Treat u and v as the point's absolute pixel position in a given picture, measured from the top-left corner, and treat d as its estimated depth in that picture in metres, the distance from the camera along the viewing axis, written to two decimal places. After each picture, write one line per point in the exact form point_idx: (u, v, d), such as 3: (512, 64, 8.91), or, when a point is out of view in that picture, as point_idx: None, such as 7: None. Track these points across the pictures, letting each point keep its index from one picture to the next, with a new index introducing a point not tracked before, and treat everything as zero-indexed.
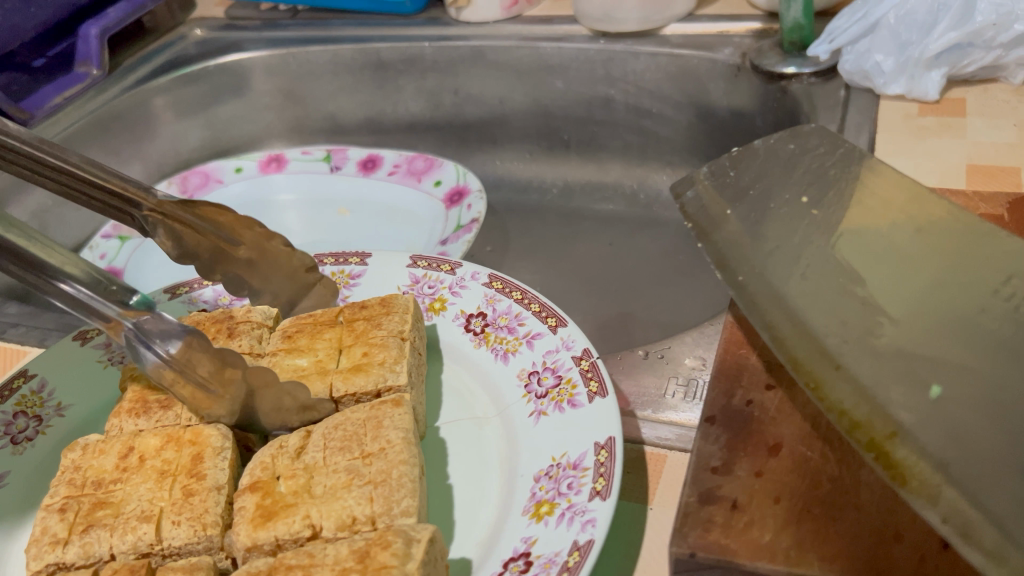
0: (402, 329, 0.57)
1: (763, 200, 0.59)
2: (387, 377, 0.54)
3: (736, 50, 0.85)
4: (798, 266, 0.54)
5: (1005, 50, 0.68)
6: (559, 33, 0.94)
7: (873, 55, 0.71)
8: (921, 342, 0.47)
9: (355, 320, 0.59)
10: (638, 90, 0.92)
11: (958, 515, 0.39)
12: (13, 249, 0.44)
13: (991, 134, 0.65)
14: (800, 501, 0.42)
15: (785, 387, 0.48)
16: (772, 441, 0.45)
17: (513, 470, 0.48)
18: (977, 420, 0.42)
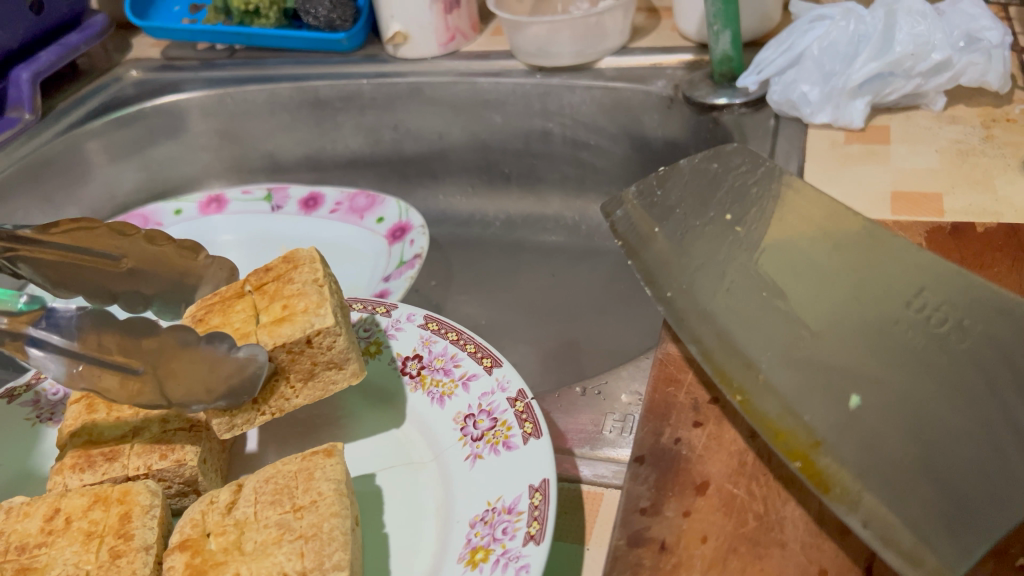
0: (316, 276, 0.58)
1: (688, 219, 0.62)
2: (314, 319, 0.54)
3: (668, 82, 0.87)
4: (723, 282, 0.57)
5: (924, 79, 0.70)
6: (496, 68, 0.95)
7: (799, 86, 0.73)
8: (840, 354, 0.50)
9: (265, 283, 0.58)
10: (575, 122, 0.93)
11: (878, 519, 0.42)
12: None
13: (913, 160, 0.67)
14: (727, 540, 0.44)
15: (712, 421, 0.50)
16: (700, 479, 0.47)
17: (449, 516, 0.48)
18: (891, 427, 0.45)
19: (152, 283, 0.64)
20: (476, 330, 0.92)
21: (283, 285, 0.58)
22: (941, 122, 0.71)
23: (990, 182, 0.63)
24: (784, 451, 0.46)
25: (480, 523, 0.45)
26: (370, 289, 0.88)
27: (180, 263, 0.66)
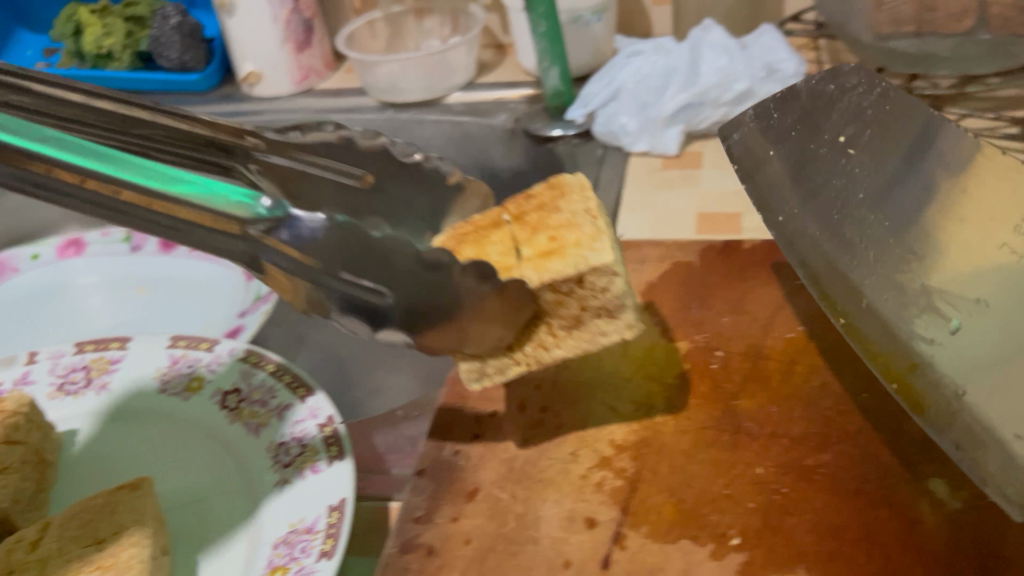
0: (588, 206, 0.49)
1: (806, 140, 0.59)
2: (590, 255, 0.44)
3: (510, 115, 0.91)
4: (833, 205, 0.57)
5: (731, 107, 0.76)
6: (349, 105, 0.98)
7: (619, 117, 0.78)
8: (965, 285, 0.52)
9: (525, 213, 0.49)
10: (427, 154, 0.95)
11: (969, 439, 0.44)
12: (115, 206, 0.36)
13: (719, 182, 0.72)
14: (487, 540, 0.47)
15: (488, 433, 0.53)
16: (471, 487, 0.50)
17: (252, 538, 0.48)
18: (993, 348, 0.49)
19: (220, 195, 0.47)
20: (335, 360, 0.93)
21: (547, 216, 0.48)
22: None
23: None
24: (884, 371, 0.48)
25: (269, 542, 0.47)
26: (224, 325, 0.90)
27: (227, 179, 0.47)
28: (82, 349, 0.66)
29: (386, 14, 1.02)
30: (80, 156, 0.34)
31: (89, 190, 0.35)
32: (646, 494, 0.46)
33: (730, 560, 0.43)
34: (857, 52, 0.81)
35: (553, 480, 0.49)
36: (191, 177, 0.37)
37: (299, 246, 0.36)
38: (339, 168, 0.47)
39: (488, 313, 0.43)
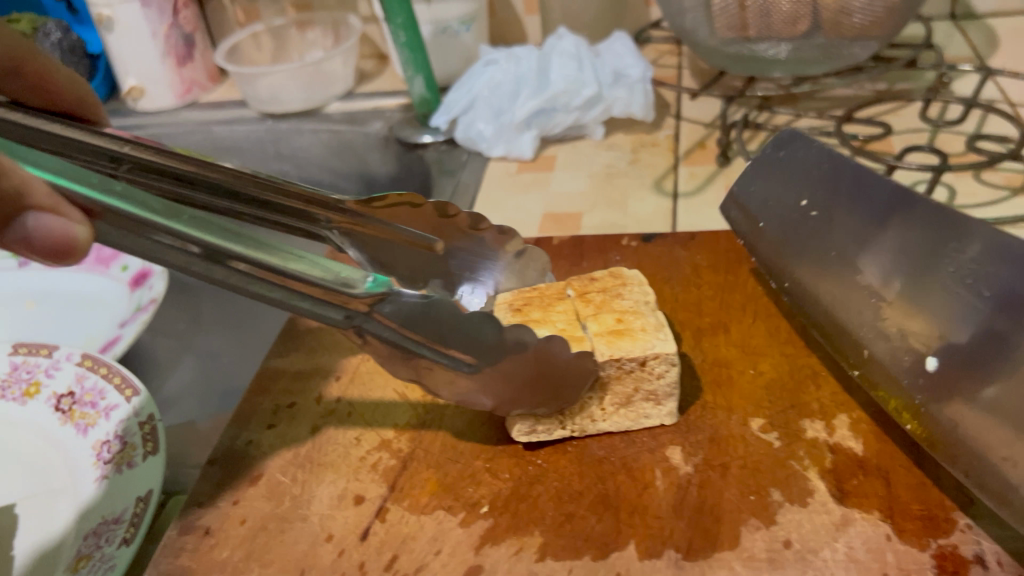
0: (651, 299, 0.47)
1: (765, 202, 0.53)
2: (660, 340, 0.43)
3: (384, 123, 0.93)
4: (817, 256, 0.50)
5: (582, 111, 0.79)
6: (230, 117, 1.00)
7: (476, 124, 0.81)
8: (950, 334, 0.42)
9: (589, 292, 0.47)
10: (307, 165, 0.98)
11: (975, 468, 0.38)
12: (249, 258, 0.38)
13: (567, 184, 0.76)
14: None
15: None
16: None
17: (64, 534, 0.47)
18: None
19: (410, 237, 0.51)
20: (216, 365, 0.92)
21: (611, 300, 0.46)
22: (601, 149, 0.80)
23: (624, 201, 0.72)
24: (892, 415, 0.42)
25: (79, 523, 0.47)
26: (106, 334, 0.91)
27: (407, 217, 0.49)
28: None
29: (269, 26, 1.05)
30: (134, 203, 0.37)
31: (127, 231, 0.37)
32: (412, 471, 0.42)
33: (477, 526, 0.39)
34: (701, 55, 0.85)
35: (333, 462, 0.43)
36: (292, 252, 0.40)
37: (396, 320, 0.40)
38: (411, 249, 0.52)
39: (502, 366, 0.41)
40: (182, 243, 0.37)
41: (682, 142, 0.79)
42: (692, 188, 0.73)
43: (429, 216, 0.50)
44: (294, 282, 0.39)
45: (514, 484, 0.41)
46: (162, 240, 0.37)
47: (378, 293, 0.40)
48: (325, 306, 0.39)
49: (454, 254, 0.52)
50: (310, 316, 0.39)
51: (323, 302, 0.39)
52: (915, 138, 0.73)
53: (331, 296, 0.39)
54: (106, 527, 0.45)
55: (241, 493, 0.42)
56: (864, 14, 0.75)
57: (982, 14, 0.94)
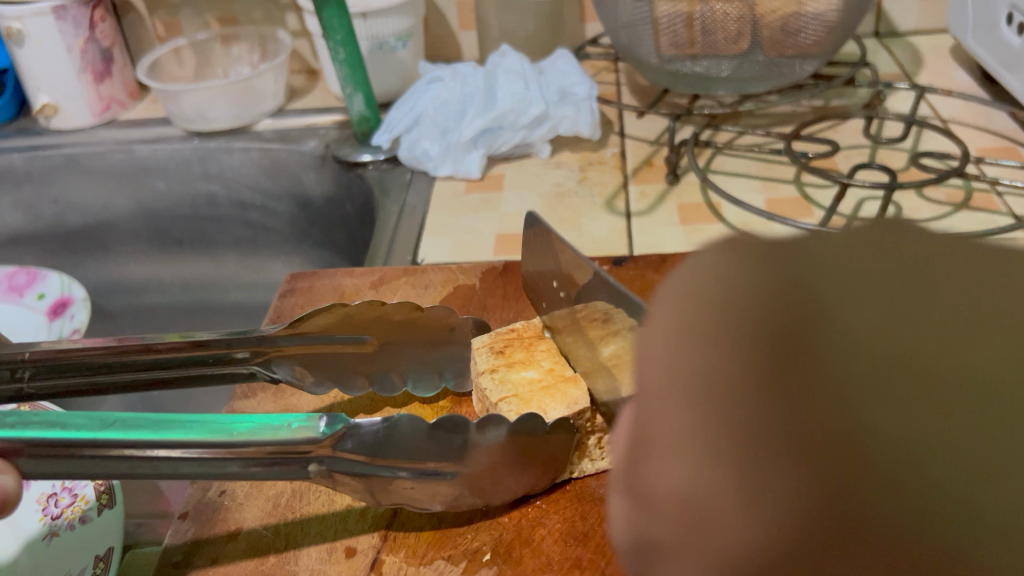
0: None
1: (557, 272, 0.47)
2: None
3: (320, 141, 0.90)
4: None
5: (529, 131, 0.79)
6: (153, 135, 0.95)
7: (422, 143, 0.79)
8: None
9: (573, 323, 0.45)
10: (236, 184, 0.94)
11: None
12: (138, 445, 0.35)
13: (519, 205, 0.75)
14: None
15: None
16: None
17: None
18: None
19: (401, 354, 0.48)
20: None
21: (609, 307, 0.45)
22: (549, 167, 0.79)
23: (577, 220, 0.72)
24: None
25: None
26: None
27: (383, 325, 0.48)
28: None
29: (191, 41, 1.00)
30: (19, 429, 0.35)
31: (45, 464, 0.35)
32: (405, 519, 0.40)
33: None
34: (643, 72, 0.85)
35: (317, 512, 0.41)
36: (236, 417, 0.37)
37: (369, 454, 0.37)
38: (343, 355, 0.48)
39: (475, 463, 0.37)
40: (129, 454, 0.35)
41: (630, 160, 0.79)
42: (644, 207, 0.73)
43: (348, 313, 0.48)
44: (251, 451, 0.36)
45: (516, 530, 0.39)
46: (71, 454, 0.35)
47: (341, 429, 0.37)
48: (287, 450, 0.36)
49: (395, 348, 0.48)
50: (278, 476, 0.37)
51: (285, 451, 0.36)
52: (857, 154, 0.74)
53: (287, 445, 0.36)
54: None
55: (219, 550, 0.39)
56: (808, 33, 0.75)
57: (903, 32, 0.97)
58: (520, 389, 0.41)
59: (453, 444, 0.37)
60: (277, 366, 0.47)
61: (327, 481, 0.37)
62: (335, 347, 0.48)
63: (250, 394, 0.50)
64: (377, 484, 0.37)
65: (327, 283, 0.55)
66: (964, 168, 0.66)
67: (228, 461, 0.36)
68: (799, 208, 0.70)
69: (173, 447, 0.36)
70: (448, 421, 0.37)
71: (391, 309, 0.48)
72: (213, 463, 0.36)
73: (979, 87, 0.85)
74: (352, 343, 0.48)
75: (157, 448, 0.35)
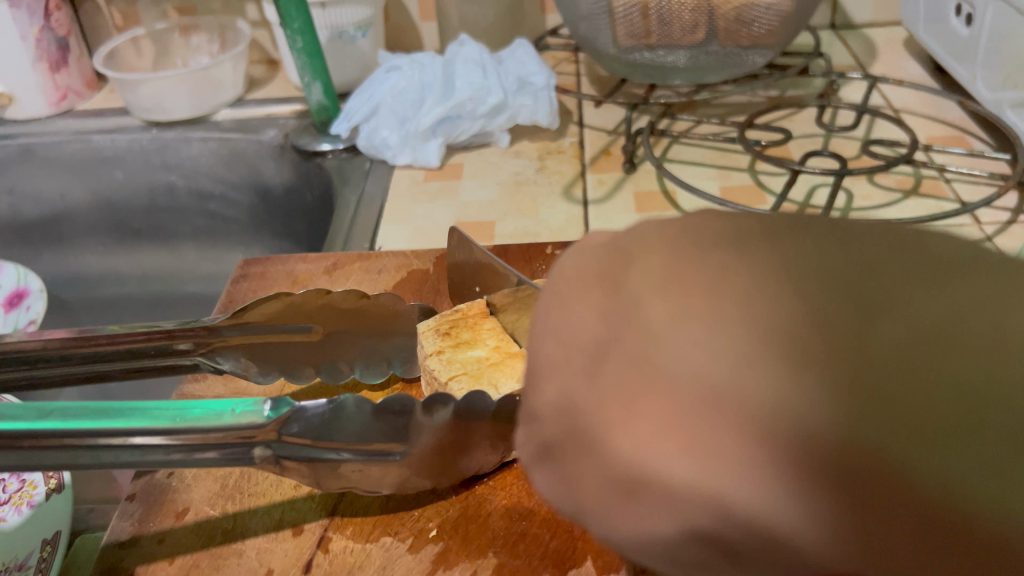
0: None
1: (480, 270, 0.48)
2: None
3: (279, 131, 0.90)
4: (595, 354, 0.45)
5: (488, 119, 0.79)
6: (111, 126, 0.94)
7: (380, 131, 0.79)
8: None
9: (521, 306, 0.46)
10: (195, 174, 0.93)
11: None
12: (79, 435, 0.36)
13: (477, 193, 0.75)
14: None
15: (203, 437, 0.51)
16: None
17: None
18: None
19: (349, 345, 0.48)
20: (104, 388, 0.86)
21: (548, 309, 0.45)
22: (507, 156, 0.80)
23: (535, 208, 0.72)
24: None
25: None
26: None
27: (329, 316, 0.49)
28: None
29: (149, 31, 1.00)
30: None
31: None
32: (354, 498, 0.40)
33: (426, 552, 0.37)
34: (601, 62, 0.85)
35: (265, 492, 0.41)
36: (181, 403, 0.38)
37: (313, 437, 0.37)
38: (291, 346, 0.49)
39: (422, 445, 0.38)
40: (76, 442, 0.35)
41: (588, 149, 0.80)
42: (601, 195, 0.73)
43: (293, 303, 0.48)
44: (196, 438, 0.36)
45: (463, 506, 0.39)
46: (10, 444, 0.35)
47: (286, 412, 0.38)
48: (232, 434, 0.37)
49: (344, 335, 0.49)
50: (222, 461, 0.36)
51: (230, 435, 0.37)
52: (810, 142, 0.75)
53: (234, 429, 0.37)
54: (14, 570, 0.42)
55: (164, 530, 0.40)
56: (762, 23, 0.76)
57: (859, 24, 0.98)
58: (469, 366, 0.42)
59: (402, 423, 0.38)
60: (223, 357, 0.48)
61: (274, 467, 0.37)
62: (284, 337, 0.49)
63: (201, 377, 0.50)
64: (325, 464, 0.37)
65: (280, 268, 0.56)
66: (912, 155, 0.67)
67: (170, 449, 0.36)
68: (753, 195, 0.71)
69: (119, 435, 0.36)
70: (394, 403, 0.37)
71: (336, 297, 0.48)
72: (157, 450, 0.36)
73: (932, 78, 0.87)
74: (301, 333, 0.49)
75: (100, 438, 0.36)
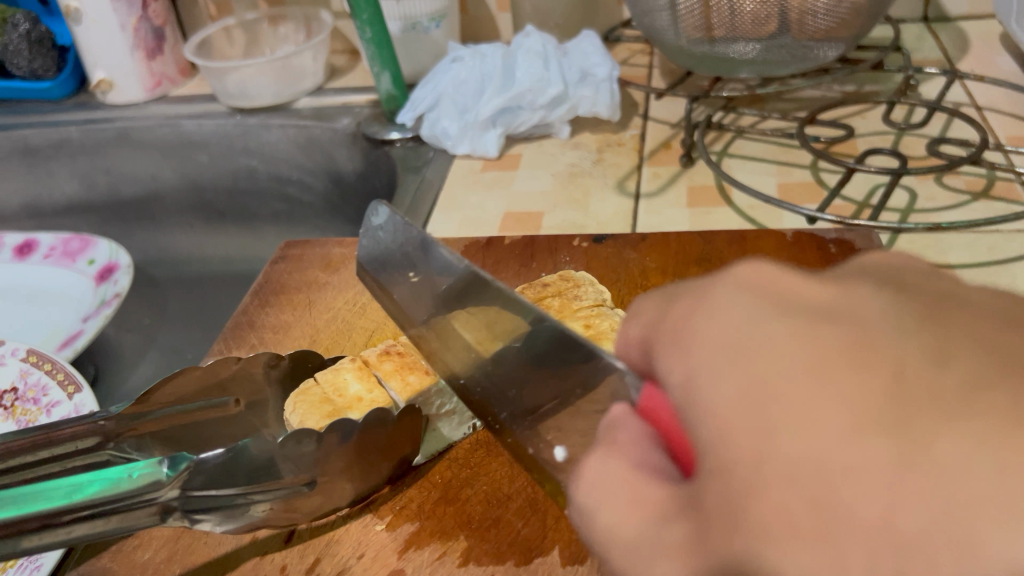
0: (603, 298, 0.45)
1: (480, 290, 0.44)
2: None
3: (353, 119, 0.92)
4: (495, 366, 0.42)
5: (548, 111, 0.79)
6: (200, 112, 0.99)
7: (441, 121, 0.80)
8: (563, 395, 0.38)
9: (543, 298, 0.45)
10: (275, 159, 0.97)
11: None
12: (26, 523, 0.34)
13: (530, 184, 0.76)
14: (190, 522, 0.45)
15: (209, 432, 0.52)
16: None
17: None
18: None
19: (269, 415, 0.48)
20: (181, 363, 0.90)
21: (569, 304, 0.45)
22: (566, 148, 0.80)
23: (585, 201, 0.72)
24: None
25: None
26: (69, 330, 0.90)
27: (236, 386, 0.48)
28: None
29: (240, 21, 1.04)
30: None
31: None
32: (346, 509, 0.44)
33: (401, 531, 0.42)
34: (668, 54, 0.84)
35: None
36: (84, 476, 0.36)
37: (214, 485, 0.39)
38: (209, 421, 0.46)
39: (331, 469, 0.41)
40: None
41: (648, 143, 0.79)
42: (654, 189, 0.72)
43: (204, 372, 0.47)
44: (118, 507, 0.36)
45: (445, 489, 0.44)
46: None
47: (183, 470, 0.38)
48: (139, 502, 0.36)
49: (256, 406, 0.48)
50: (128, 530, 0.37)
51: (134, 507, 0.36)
52: (879, 140, 0.72)
53: (137, 498, 0.36)
54: (19, 566, 0.44)
55: (140, 536, 0.44)
56: (828, 17, 0.73)
57: (954, 17, 0.93)
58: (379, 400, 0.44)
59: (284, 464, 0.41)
60: (133, 446, 0.44)
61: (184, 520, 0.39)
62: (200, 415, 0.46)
63: None
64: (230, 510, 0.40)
65: (318, 251, 0.58)
66: (981, 154, 0.64)
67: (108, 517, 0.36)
68: (810, 192, 0.69)
69: (12, 527, 0.34)
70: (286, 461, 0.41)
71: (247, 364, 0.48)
72: (97, 520, 0.36)
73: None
74: (215, 408, 0.47)
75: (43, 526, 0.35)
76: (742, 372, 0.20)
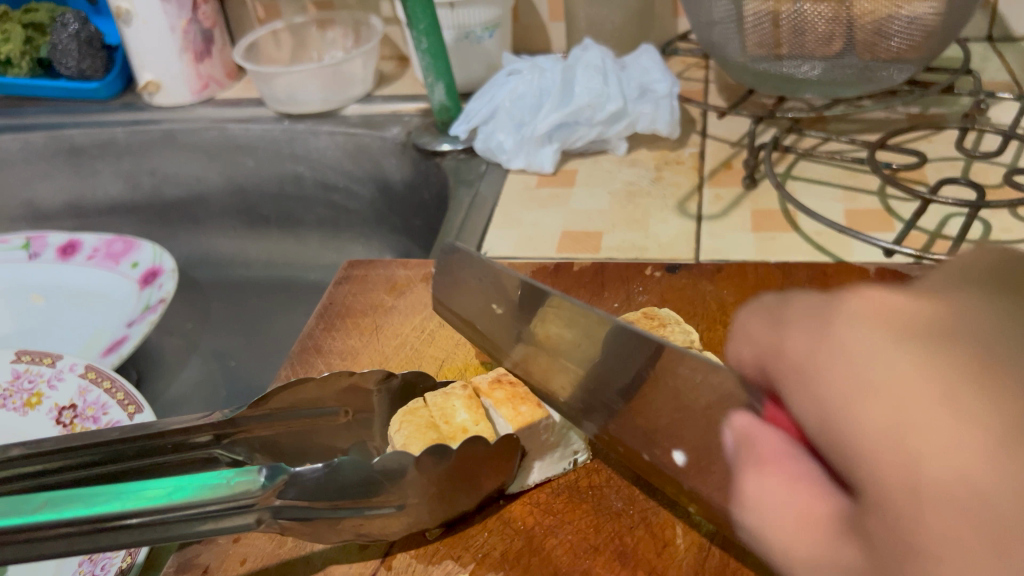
0: (691, 340, 0.46)
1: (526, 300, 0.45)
2: None
3: (403, 128, 0.91)
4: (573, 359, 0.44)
5: (605, 127, 0.78)
6: (247, 116, 0.98)
7: (497, 135, 0.80)
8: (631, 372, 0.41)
9: None
10: (322, 166, 0.96)
11: None
12: (117, 524, 0.36)
13: (588, 203, 0.74)
14: (261, 562, 0.43)
15: None
16: None
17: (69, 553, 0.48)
18: None
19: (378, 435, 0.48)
20: (225, 370, 0.89)
21: None
22: (623, 165, 0.78)
23: (646, 222, 0.70)
24: None
25: (75, 568, 0.46)
26: (112, 335, 0.89)
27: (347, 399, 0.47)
28: (14, 360, 0.60)
29: (289, 24, 1.03)
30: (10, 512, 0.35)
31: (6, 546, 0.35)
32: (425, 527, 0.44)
33: None
34: (728, 71, 0.83)
35: None
36: (176, 479, 0.37)
37: (306, 500, 0.38)
38: (319, 431, 0.47)
39: (420, 493, 0.40)
40: (88, 531, 0.35)
41: (708, 161, 0.77)
42: (717, 211, 0.70)
43: (321, 385, 0.46)
44: (207, 513, 0.37)
45: (528, 537, 0.42)
46: (57, 537, 0.35)
47: (279, 482, 0.37)
48: (233, 509, 0.37)
49: (370, 417, 0.48)
50: (220, 533, 0.38)
51: (226, 510, 0.37)
52: (949, 167, 0.70)
53: (231, 503, 0.37)
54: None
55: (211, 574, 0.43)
56: (902, 38, 0.71)
57: (1020, 37, 0.91)
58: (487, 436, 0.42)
59: (385, 485, 0.39)
60: (244, 450, 0.46)
61: (274, 527, 0.39)
62: (312, 423, 0.46)
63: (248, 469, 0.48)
64: (317, 523, 0.39)
65: (382, 273, 0.58)
66: None
67: (200, 520, 0.37)
68: (880, 220, 0.66)
69: (107, 522, 0.35)
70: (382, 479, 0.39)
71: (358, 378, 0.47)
72: (189, 522, 0.37)
73: None
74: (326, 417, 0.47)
75: (136, 527, 0.36)
76: (848, 382, 0.27)
